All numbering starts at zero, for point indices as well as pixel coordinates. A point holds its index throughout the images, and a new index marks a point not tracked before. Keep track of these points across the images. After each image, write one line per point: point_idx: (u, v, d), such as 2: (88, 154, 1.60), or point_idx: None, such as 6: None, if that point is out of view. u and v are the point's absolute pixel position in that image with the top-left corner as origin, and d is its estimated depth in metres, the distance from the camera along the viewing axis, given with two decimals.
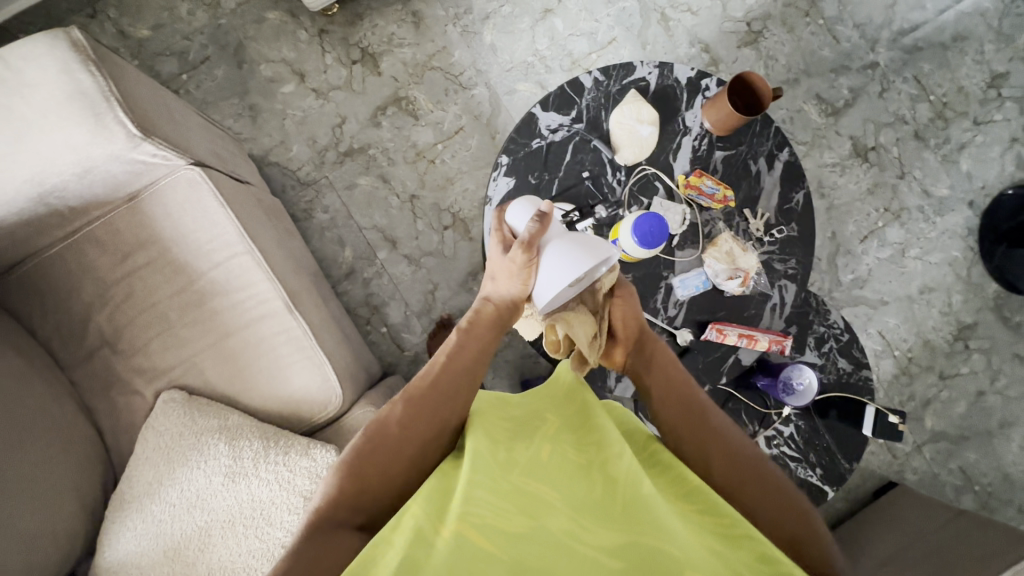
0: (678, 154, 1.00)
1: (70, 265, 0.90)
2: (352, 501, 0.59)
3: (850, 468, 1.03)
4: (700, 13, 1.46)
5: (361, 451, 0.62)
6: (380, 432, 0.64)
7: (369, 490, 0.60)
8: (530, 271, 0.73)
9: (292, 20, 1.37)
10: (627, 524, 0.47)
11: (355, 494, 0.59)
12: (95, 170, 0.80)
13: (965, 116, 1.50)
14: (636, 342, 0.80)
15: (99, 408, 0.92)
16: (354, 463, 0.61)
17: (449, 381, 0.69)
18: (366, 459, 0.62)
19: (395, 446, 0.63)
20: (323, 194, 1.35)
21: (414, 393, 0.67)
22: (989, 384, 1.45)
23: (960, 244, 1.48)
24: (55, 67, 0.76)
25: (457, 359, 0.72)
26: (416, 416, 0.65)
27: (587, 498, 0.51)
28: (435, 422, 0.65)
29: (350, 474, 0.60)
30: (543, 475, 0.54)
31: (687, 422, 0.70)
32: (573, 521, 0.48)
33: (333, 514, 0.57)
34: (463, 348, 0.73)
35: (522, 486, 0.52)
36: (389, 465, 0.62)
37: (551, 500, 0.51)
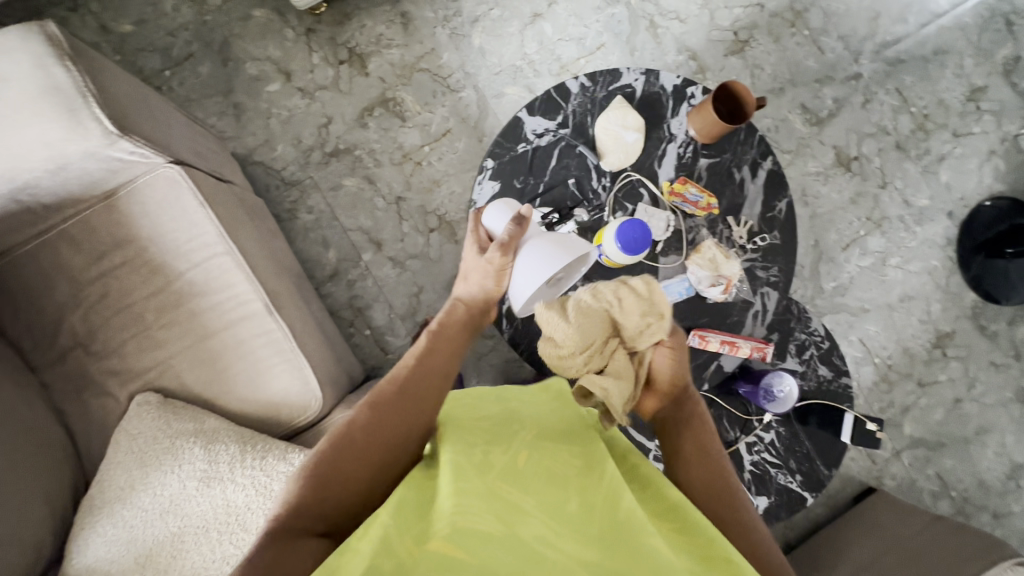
0: (663, 160, 1.01)
1: (43, 263, 0.88)
2: (314, 509, 0.58)
3: (829, 475, 1.04)
4: (687, 21, 1.47)
5: (326, 458, 0.62)
6: (347, 439, 0.64)
7: (333, 496, 0.60)
8: (504, 272, 0.78)
9: (278, 18, 1.35)
10: (607, 542, 0.47)
11: (318, 501, 0.59)
12: (69, 166, 0.79)
13: (945, 128, 1.53)
14: (676, 399, 0.76)
15: (71, 410, 0.90)
16: (320, 470, 0.61)
17: (416, 388, 0.70)
18: (330, 467, 0.61)
19: (361, 452, 0.63)
20: (307, 194, 1.34)
21: (381, 399, 0.68)
22: (965, 392, 1.47)
23: (940, 254, 1.50)
24: (28, 61, 0.74)
25: (425, 365, 0.73)
26: (384, 424, 0.66)
27: (565, 507, 0.51)
28: (401, 428, 0.66)
29: (315, 481, 0.60)
30: (521, 481, 0.53)
31: (711, 488, 0.69)
32: (551, 530, 0.47)
33: (295, 522, 0.57)
34: (433, 353, 0.75)
35: (501, 492, 0.51)
36: (353, 472, 0.62)
37: (528, 507, 0.50)
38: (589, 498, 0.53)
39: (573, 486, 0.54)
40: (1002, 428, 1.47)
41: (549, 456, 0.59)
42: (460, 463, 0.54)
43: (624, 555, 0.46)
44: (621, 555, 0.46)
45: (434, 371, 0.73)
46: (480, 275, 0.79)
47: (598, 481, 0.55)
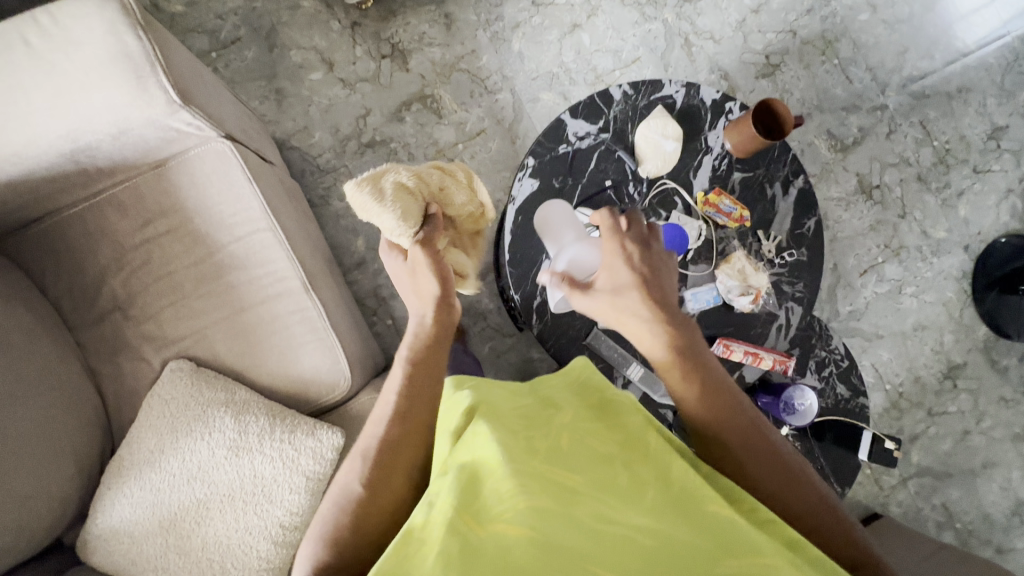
0: (698, 171, 1.03)
1: (89, 226, 0.90)
2: (333, 564, 0.55)
3: (841, 493, 1.06)
4: (721, 42, 1.51)
5: (330, 517, 0.58)
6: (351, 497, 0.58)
7: (350, 550, 0.57)
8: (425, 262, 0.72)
9: (326, 10, 1.39)
10: (663, 511, 0.48)
11: (337, 553, 0.56)
12: (130, 132, 0.81)
13: (965, 163, 1.56)
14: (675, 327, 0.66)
15: (104, 372, 0.91)
16: (329, 531, 0.57)
17: (401, 428, 0.62)
18: (336, 522, 0.58)
19: (368, 507, 0.58)
20: (341, 182, 1.36)
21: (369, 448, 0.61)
22: (974, 424, 1.48)
23: (955, 286, 1.52)
24: (102, 27, 0.76)
25: (407, 397, 0.63)
26: (385, 470, 0.60)
27: (617, 482, 0.51)
28: (398, 467, 0.60)
29: (330, 542, 0.57)
30: (569, 461, 0.54)
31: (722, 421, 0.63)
32: (604, 504, 0.48)
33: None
34: (412, 390, 0.64)
35: (551, 472, 0.51)
36: (366, 523, 0.58)
37: (580, 486, 0.50)
38: (639, 472, 0.53)
39: (619, 464, 0.54)
40: (1008, 462, 1.48)
41: (589, 435, 0.59)
42: (506, 441, 0.54)
43: (683, 524, 0.46)
44: (679, 524, 0.46)
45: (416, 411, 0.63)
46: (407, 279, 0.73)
47: (644, 456, 0.55)
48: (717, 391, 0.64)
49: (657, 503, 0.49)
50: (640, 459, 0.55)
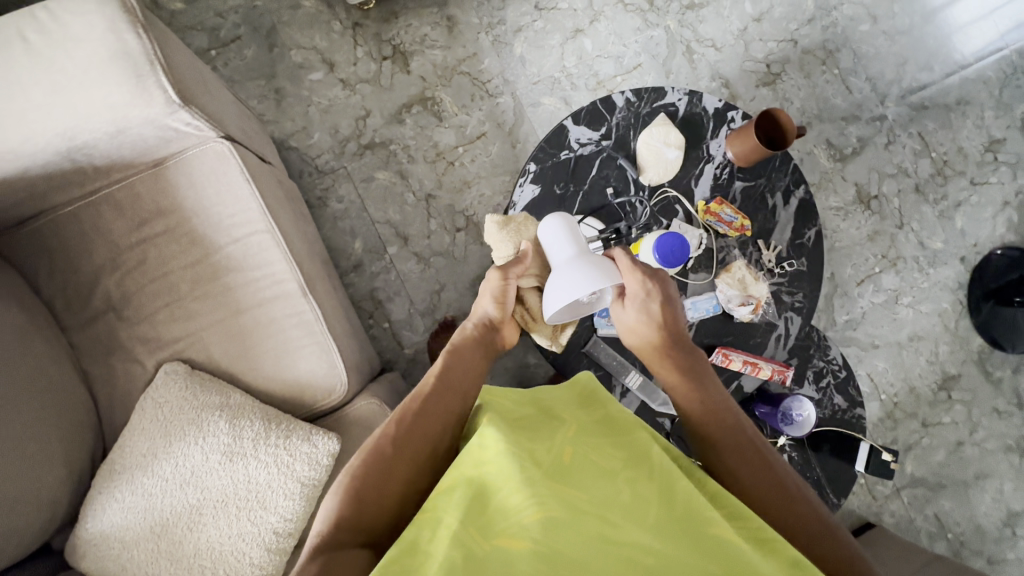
0: (699, 179, 1.03)
1: (85, 225, 0.89)
2: (351, 523, 0.57)
3: (838, 504, 1.06)
4: (723, 50, 1.51)
5: (359, 474, 0.61)
6: (374, 456, 0.62)
7: (368, 510, 0.58)
8: (506, 289, 0.81)
9: (327, 10, 1.38)
10: (666, 532, 0.47)
11: (355, 514, 0.58)
12: (128, 131, 0.80)
13: (962, 175, 1.57)
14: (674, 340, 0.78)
15: (96, 373, 0.90)
16: (354, 488, 0.60)
17: (440, 404, 0.68)
18: (364, 479, 0.60)
19: (389, 466, 0.61)
20: (339, 184, 1.35)
21: (408, 413, 0.67)
22: (968, 435, 1.49)
23: (950, 297, 1.53)
24: (102, 25, 0.75)
25: (447, 380, 0.71)
26: (416, 434, 0.64)
27: (619, 498, 0.51)
28: (427, 440, 0.64)
29: (350, 497, 0.59)
30: (572, 476, 0.53)
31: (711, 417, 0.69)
32: (605, 522, 0.47)
33: (334, 536, 0.55)
34: (451, 375, 0.73)
35: (554, 486, 0.50)
36: (386, 482, 0.60)
37: (583, 503, 0.49)
38: (642, 488, 0.52)
39: (623, 478, 0.53)
40: (1001, 474, 1.48)
41: (593, 449, 0.58)
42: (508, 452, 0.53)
43: (687, 546, 0.45)
44: (683, 546, 0.45)
45: (451, 390, 0.70)
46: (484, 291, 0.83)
47: (648, 471, 0.54)
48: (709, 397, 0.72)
49: (660, 522, 0.48)
50: (644, 474, 0.54)
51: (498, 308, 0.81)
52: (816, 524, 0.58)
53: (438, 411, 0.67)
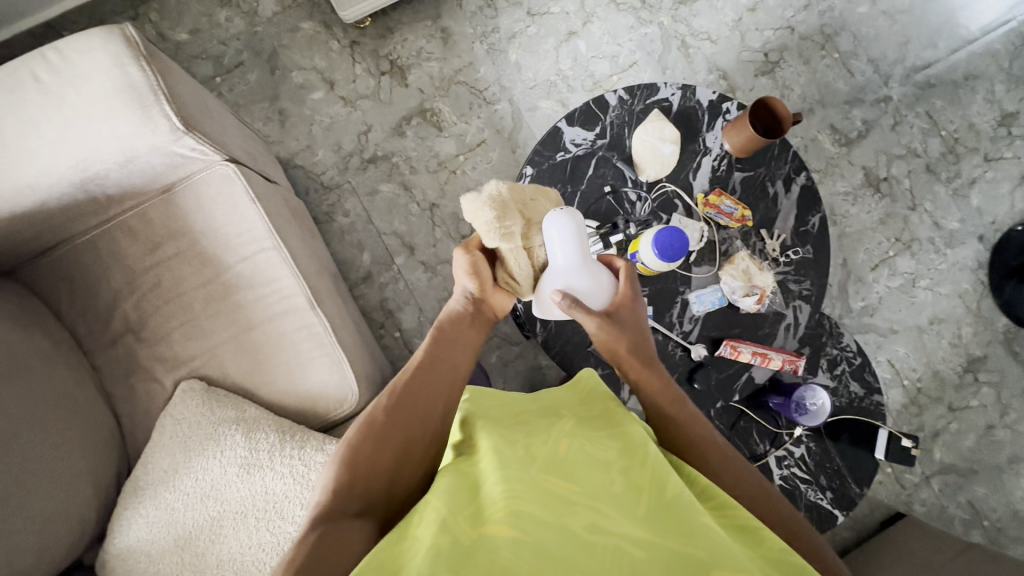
0: (697, 173, 1.03)
1: (101, 251, 0.92)
2: (348, 491, 0.58)
3: (861, 493, 1.04)
4: (718, 42, 1.50)
5: (354, 444, 0.62)
6: (369, 425, 0.63)
7: (365, 475, 0.59)
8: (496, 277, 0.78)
9: (325, 31, 1.41)
10: (656, 522, 0.47)
11: (350, 484, 0.59)
12: (137, 159, 0.83)
13: (975, 152, 1.53)
14: (637, 347, 0.72)
15: (118, 394, 0.93)
16: (350, 457, 0.61)
17: (429, 375, 0.69)
18: (359, 448, 0.61)
19: (384, 435, 0.62)
20: (345, 199, 1.38)
21: (398, 385, 0.67)
22: (998, 418, 1.44)
23: (970, 277, 1.49)
24: (108, 60, 0.79)
25: (437, 356, 0.71)
26: (406, 404, 0.65)
27: (611, 491, 0.51)
28: (418, 410, 0.65)
29: (345, 464, 0.60)
30: (565, 469, 0.53)
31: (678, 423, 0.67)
32: (595, 511, 0.48)
33: (331, 505, 0.56)
34: (440, 352, 0.72)
35: (547, 480, 0.51)
36: (382, 450, 0.61)
37: (574, 493, 0.50)
38: (634, 479, 0.52)
39: (615, 470, 0.54)
40: None
41: (587, 441, 0.59)
42: (505, 452, 0.55)
43: (676, 534, 0.45)
44: (671, 533, 0.46)
45: (440, 362, 0.71)
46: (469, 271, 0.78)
47: (641, 464, 0.55)
48: (676, 402, 0.70)
49: (649, 512, 0.48)
50: (636, 466, 0.54)
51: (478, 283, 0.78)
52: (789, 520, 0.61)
53: (429, 384, 0.68)
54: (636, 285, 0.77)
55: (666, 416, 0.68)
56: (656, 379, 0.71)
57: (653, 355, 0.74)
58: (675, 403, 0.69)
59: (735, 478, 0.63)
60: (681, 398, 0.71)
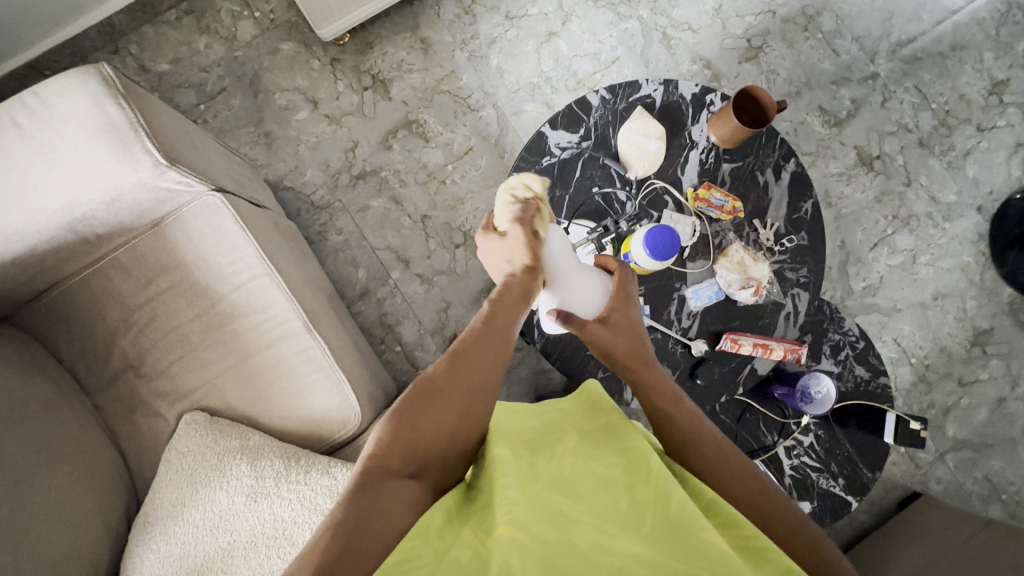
0: (685, 167, 1.02)
1: (96, 290, 0.93)
2: (406, 451, 0.57)
3: (873, 478, 1.04)
4: (700, 32, 1.49)
5: (414, 404, 0.59)
6: (427, 392, 0.60)
7: (425, 438, 0.58)
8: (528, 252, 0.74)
9: (305, 50, 1.41)
10: (659, 541, 0.48)
11: (409, 444, 0.57)
12: (122, 199, 0.84)
13: (968, 123, 1.52)
14: (632, 345, 0.71)
15: (123, 432, 0.93)
16: (408, 416, 0.58)
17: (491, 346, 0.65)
18: (417, 408, 0.59)
19: (443, 402, 0.60)
20: (337, 217, 1.38)
21: (460, 352, 0.64)
22: (1009, 390, 1.43)
23: (971, 249, 1.48)
24: (87, 101, 0.79)
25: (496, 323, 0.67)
26: (463, 371, 0.62)
27: (616, 510, 0.52)
28: (476, 384, 0.62)
29: (403, 425, 0.58)
30: (569, 488, 0.54)
31: (681, 424, 0.65)
32: (601, 533, 0.48)
33: (385, 464, 0.56)
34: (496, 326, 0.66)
35: (553, 498, 0.52)
36: (440, 421, 0.59)
37: (580, 514, 0.50)
38: (639, 497, 0.53)
39: (621, 487, 0.54)
40: None
41: (593, 458, 0.59)
42: (512, 467, 0.55)
43: (681, 555, 0.46)
44: (675, 555, 0.46)
45: (490, 343, 0.65)
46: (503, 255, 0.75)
47: (646, 477, 0.55)
48: (675, 399, 0.67)
49: (654, 532, 0.49)
50: (641, 481, 0.55)
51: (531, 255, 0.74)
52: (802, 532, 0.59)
53: (485, 356, 0.64)
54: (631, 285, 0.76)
55: (663, 412, 0.66)
56: (652, 374, 0.69)
57: (651, 353, 0.72)
58: (673, 398, 0.67)
59: (735, 470, 0.62)
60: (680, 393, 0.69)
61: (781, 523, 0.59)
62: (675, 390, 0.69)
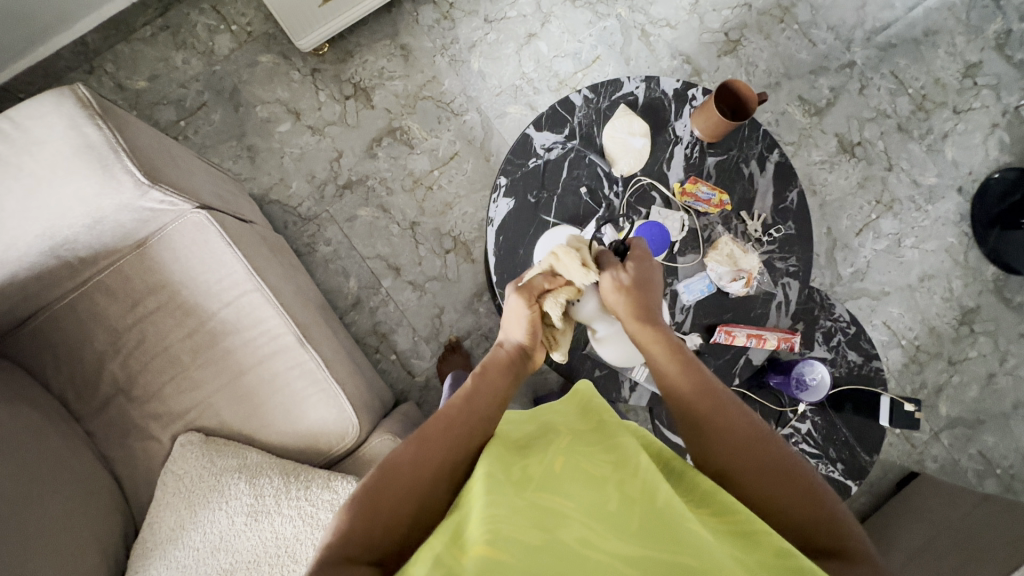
0: (671, 163, 1.03)
1: (82, 315, 0.91)
2: (362, 540, 0.53)
3: (871, 461, 1.04)
4: (678, 27, 1.50)
5: (377, 487, 0.56)
6: (392, 471, 0.58)
7: (386, 522, 0.55)
8: (532, 321, 0.74)
9: (284, 62, 1.40)
10: (647, 533, 0.47)
11: (366, 532, 0.54)
12: (105, 220, 0.83)
13: (944, 106, 1.54)
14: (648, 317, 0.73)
15: (116, 457, 0.91)
16: (370, 499, 0.56)
17: (464, 425, 0.64)
18: (381, 490, 0.56)
19: (408, 484, 0.57)
20: (324, 227, 1.37)
21: (430, 432, 0.62)
22: (998, 366, 1.45)
23: (954, 230, 1.50)
24: (64, 124, 0.78)
25: (473, 401, 0.66)
26: (432, 454, 0.60)
27: (605, 507, 0.51)
28: (446, 462, 0.60)
29: (364, 508, 0.55)
30: (557, 487, 0.54)
31: (696, 395, 0.65)
32: (587, 528, 0.48)
33: (339, 551, 0.51)
34: (479, 395, 0.67)
35: (538, 498, 0.52)
36: (404, 502, 0.56)
37: (567, 510, 0.51)
38: (627, 492, 0.53)
39: (610, 483, 0.55)
40: None
41: (583, 458, 0.60)
42: (500, 472, 0.56)
43: (665, 545, 0.45)
44: (659, 544, 0.45)
45: (472, 419, 0.65)
46: (515, 323, 0.74)
47: (634, 474, 0.55)
48: (689, 369, 0.68)
49: (641, 525, 0.48)
50: (630, 478, 0.55)
51: (529, 337, 0.74)
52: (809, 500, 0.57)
53: (458, 435, 0.62)
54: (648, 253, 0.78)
55: (670, 383, 0.68)
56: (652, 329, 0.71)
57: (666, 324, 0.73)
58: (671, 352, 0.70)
59: (729, 420, 0.63)
60: (680, 345, 0.71)
61: (791, 489, 0.58)
62: (689, 362, 0.69)
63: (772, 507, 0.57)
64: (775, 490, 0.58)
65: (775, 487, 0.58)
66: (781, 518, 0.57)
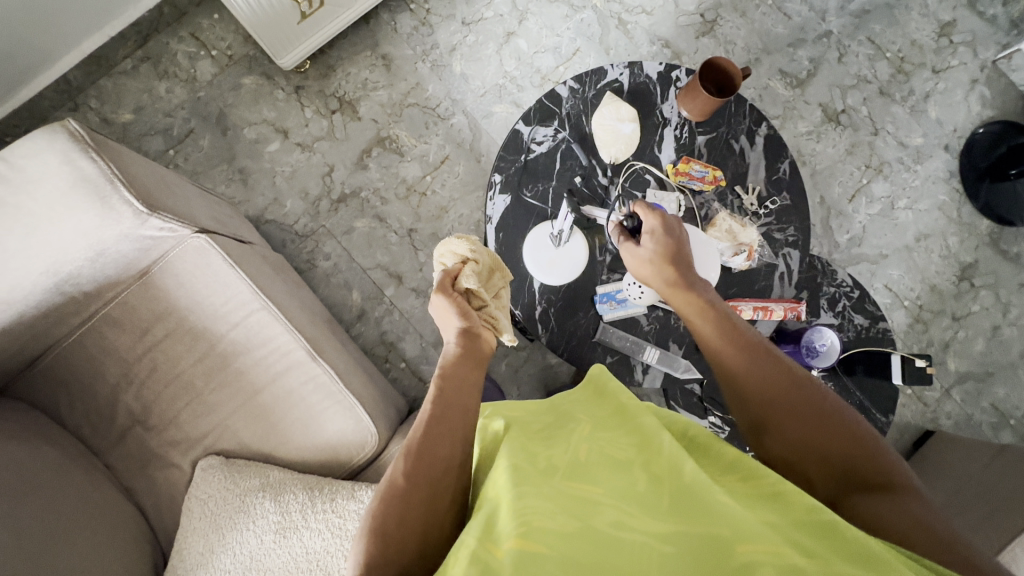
0: (662, 145, 1.03)
1: (92, 349, 0.91)
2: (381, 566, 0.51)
3: (887, 422, 1.05)
4: (654, 13, 1.51)
5: (378, 511, 0.55)
6: (391, 491, 0.56)
7: (397, 540, 0.53)
8: (458, 306, 0.76)
9: (267, 82, 1.40)
10: (678, 509, 0.47)
11: (382, 557, 0.52)
12: (107, 251, 0.83)
13: (923, 67, 1.55)
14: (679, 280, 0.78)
15: (138, 487, 0.91)
16: (376, 525, 0.54)
17: (442, 426, 0.61)
18: (384, 513, 0.55)
19: (405, 498, 0.56)
20: (323, 243, 1.37)
21: (413, 443, 0.60)
22: (1002, 317, 1.47)
23: (945, 188, 1.51)
24: (56, 158, 0.78)
25: (448, 402, 0.64)
26: (422, 462, 0.58)
27: (635, 489, 0.51)
28: (437, 464, 0.58)
29: (372, 534, 0.53)
30: (585, 474, 0.55)
31: (729, 347, 0.68)
32: (619, 511, 0.48)
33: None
34: (451, 392, 0.65)
35: (567, 486, 0.53)
36: (408, 516, 0.54)
37: (598, 496, 0.51)
38: (653, 472, 0.53)
39: (636, 466, 0.55)
40: None
41: (607, 444, 0.60)
42: (527, 465, 0.56)
43: (697, 518, 0.45)
44: (690, 519, 0.45)
45: (450, 417, 0.62)
46: (446, 317, 0.76)
47: (659, 453, 0.55)
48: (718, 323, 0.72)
49: (671, 503, 0.48)
50: (655, 457, 0.55)
51: (465, 318, 0.75)
52: (846, 442, 0.58)
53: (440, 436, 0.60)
54: (671, 221, 0.84)
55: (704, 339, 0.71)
56: (682, 293, 0.77)
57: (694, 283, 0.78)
58: (705, 312, 0.74)
59: (762, 368, 0.65)
60: (712, 303, 0.75)
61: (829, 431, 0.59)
62: (717, 318, 0.72)
63: (815, 446, 0.59)
64: (815, 433, 0.59)
65: (811, 429, 0.59)
66: (821, 459, 0.58)
